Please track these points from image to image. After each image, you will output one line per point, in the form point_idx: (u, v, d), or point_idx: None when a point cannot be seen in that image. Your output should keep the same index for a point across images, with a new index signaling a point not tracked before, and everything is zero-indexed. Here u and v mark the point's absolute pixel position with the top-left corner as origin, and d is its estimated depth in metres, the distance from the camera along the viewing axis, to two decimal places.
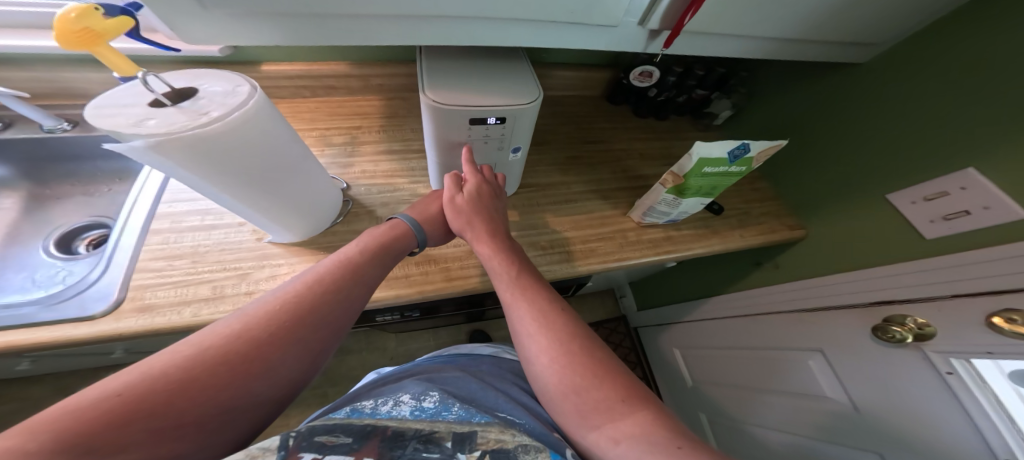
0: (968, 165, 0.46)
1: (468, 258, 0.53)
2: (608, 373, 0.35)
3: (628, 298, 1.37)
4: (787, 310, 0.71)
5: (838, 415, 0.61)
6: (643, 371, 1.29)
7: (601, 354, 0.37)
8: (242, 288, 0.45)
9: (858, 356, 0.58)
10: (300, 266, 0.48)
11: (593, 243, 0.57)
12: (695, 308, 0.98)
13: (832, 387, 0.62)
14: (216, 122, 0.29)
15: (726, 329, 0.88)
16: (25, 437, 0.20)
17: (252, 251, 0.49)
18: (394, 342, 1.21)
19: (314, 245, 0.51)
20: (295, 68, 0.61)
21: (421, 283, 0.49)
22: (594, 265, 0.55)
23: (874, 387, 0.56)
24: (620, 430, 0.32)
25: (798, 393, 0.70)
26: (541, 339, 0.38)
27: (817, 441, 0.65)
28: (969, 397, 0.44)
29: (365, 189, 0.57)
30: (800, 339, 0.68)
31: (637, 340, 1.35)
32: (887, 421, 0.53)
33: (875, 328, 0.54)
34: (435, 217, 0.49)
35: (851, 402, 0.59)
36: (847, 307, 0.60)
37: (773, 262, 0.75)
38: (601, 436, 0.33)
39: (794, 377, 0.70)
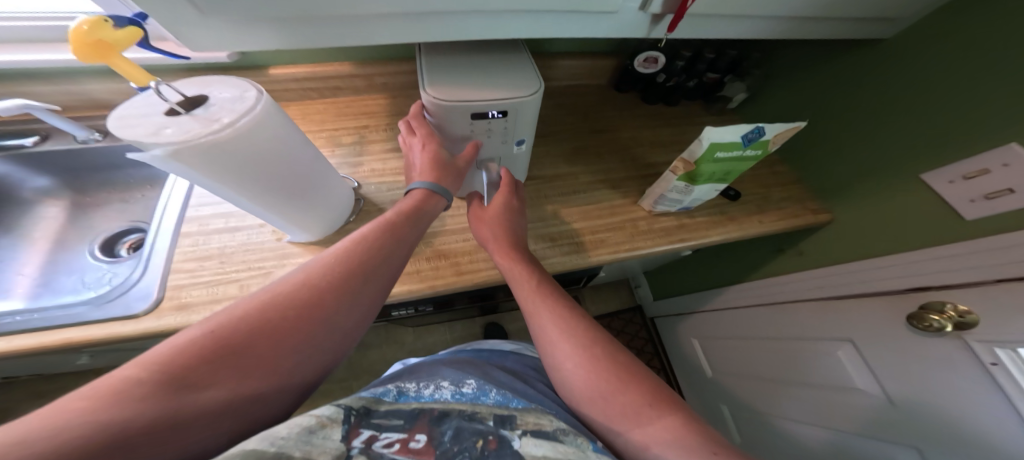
0: (1012, 139, 0.41)
1: (478, 252, 0.53)
2: (632, 380, 0.35)
3: (643, 287, 1.34)
4: (811, 298, 0.68)
5: (869, 407, 0.59)
6: (661, 361, 1.28)
7: (627, 360, 0.38)
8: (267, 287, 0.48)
9: (891, 347, 0.55)
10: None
11: (603, 233, 0.56)
12: (714, 297, 0.95)
13: (864, 379, 0.60)
14: (228, 127, 0.30)
15: (747, 319, 0.85)
16: (137, 368, 0.24)
17: (273, 250, 0.51)
18: (413, 335, 1.25)
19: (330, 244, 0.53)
20: (301, 70, 0.62)
21: (433, 278, 0.50)
22: (602, 256, 0.54)
23: (910, 378, 0.53)
24: (650, 435, 0.31)
25: (826, 384, 0.67)
26: (564, 346, 0.39)
27: (849, 434, 0.63)
28: (1016, 390, 0.41)
29: (376, 188, 0.59)
30: (828, 328, 0.65)
31: (654, 330, 1.34)
32: (926, 414, 0.51)
33: (910, 316, 0.51)
34: (445, 168, 0.45)
35: (884, 394, 0.56)
36: (878, 294, 0.56)
37: (797, 248, 0.71)
38: (631, 440, 0.32)
39: (822, 368, 0.67)
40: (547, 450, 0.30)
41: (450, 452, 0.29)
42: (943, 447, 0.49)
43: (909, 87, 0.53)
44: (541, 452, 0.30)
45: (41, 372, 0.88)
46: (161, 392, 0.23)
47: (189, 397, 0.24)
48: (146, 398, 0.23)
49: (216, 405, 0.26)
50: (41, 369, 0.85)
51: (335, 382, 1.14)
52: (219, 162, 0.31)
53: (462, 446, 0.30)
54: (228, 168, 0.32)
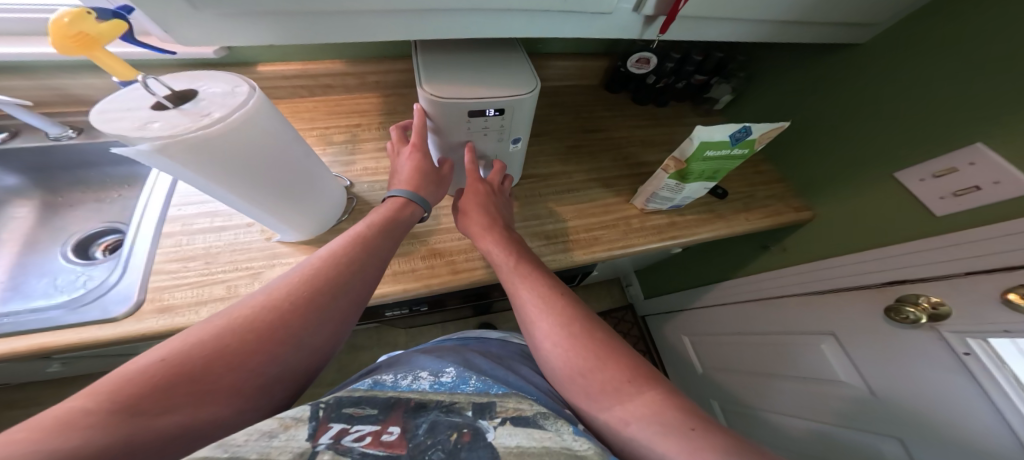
0: (977, 139, 0.44)
1: (473, 251, 0.52)
2: (612, 357, 0.35)
3: (634, 286, 1.36)
4: (795, 293, 0.70)
5: (854, 399, 0.61)
6: (653, 360, 1.29)
7: (606, 338, 0.38)
8: (253, 289, 0.46)
9: (870, 340, 0.57)
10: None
11: (597, 231, 0.52)
12: (703, 295, 0.97)
13: (847, 371, 0.61)
14: (219, 122, 0.29)
15: (735, 314, 0.87)
16: (85, 399, 0.23)
17: (263, 250, 0.50)
18: (405, 338, 1.23)
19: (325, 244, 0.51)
20: (291, 68, 0.61)
21: (428, 277, 0.49)
22: (598, 254, 0.50)
23: (888, 369, 0.55)
24: (630, 412, 0.32)
25: (809, 377, 0.70)
26: (546, 326, 0.39)
27: (837, 427, 0.64)
28: (987, 378, 0.43)
29: (369, 186, 0.58)
30: (810, 322, 0.67)
31: (645, 328, 1.36)
32: (903, 403, 0.53)
33: (888, 309, 0.53)
34: (424, 177, 0.47)
35: (867, 386, 0.58)
36: (859, 288, 0.59)
37: (782, 245, 0.74)
38: (612, 415, 0.33)
39: (807, 361, 0.69)
40: (522, 439, 0.30)
41: (422, 446, 0.29)
42: (927, 438, 0.50)
43: (884, 96, 0.56)
44: (515, 442, 0.29)
45: (9, 382, 0.84)
46: (116, 422, 0.22)
47: (147, 422, 0.24)
48: (101, 423, 0.22)
49: (176, 432, 0.25)
50: (8, 379, 0.80)
51: (326, 386, 1.12)
52: (213, 161, 0.31)
53: (436, 440, 0.29)
54: (222, 169, 0.32)
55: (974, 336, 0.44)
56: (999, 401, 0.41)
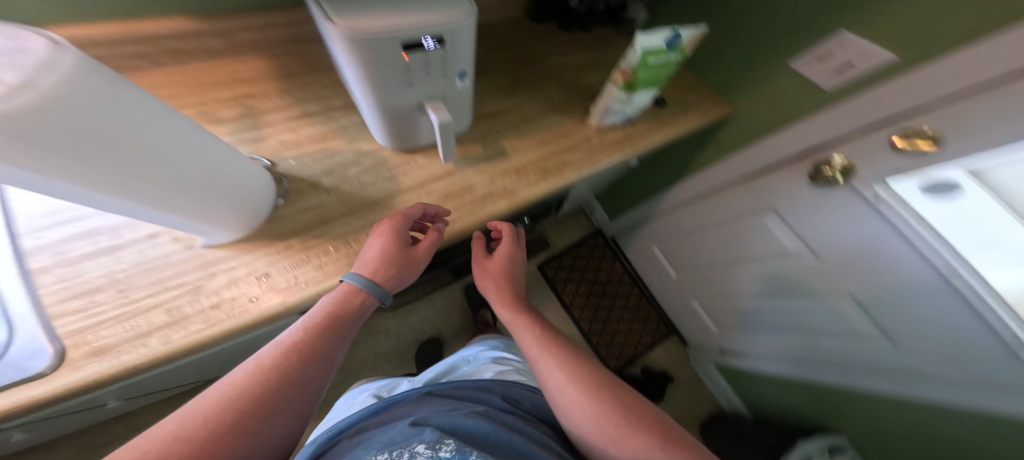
0: (841, 26, 0.53)
1: (456, 197, 0.45)
2: (613, 402, 0.38)
3: (597, 212, 1.37)
4: (738, 181, 0.78)
5: (805, 263, 0.72)
6: (630, 276, 1.34)
7: (612, 388, 0.41)
8: (175, 314, 0.35)
9: (809, 209, 0.66)
10: (256, 261, 0.37)
11: (562, 156, 0.53)
12: (657, 206, 1.05)
13: (792, 242, 0.72)
14: (19, 90, 0.17)
15: (695, 214, 0.93)
16: None
17: (189, 260, 0.38)
18: (395, 320, 1.13)
19: (262, 235, 0.39)
20: (106, 32, 0.44)
21: (421, 239, 0.42)
22: (570, 175, 0.52)
23: (823, 231, 0.66)
24: (627, 449, 0.35)
25: (768, 254, 0.79)
26: (571, 390, 0.40)
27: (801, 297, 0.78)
28: (898, 218, 0.53)
29: (296, 162, 0.44)
30: (750, 203, 0.77)
31: (618, 248, 1.36)
32: (842, 258, 0.64)
33: (811, 175, 0.62)
34: (395, 261, 0.38)
35: (813, 251, 0.69)
36: (775, 163, 0.69)
37: (715, 139, 0.82)
38: (610, 448, 0.36)
39: (763, 240, 0.78)
40: None
41: None
42: (869, 282, 0.63)
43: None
44: None
45: None
46: None
47: None
48: None
49: None
50: None
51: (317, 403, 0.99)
52: (31, 155, 0.19)
53: None
54: (99, 157, 0.22)
55: (881, 183, 0.54)
56: (916, 242, 0.52)
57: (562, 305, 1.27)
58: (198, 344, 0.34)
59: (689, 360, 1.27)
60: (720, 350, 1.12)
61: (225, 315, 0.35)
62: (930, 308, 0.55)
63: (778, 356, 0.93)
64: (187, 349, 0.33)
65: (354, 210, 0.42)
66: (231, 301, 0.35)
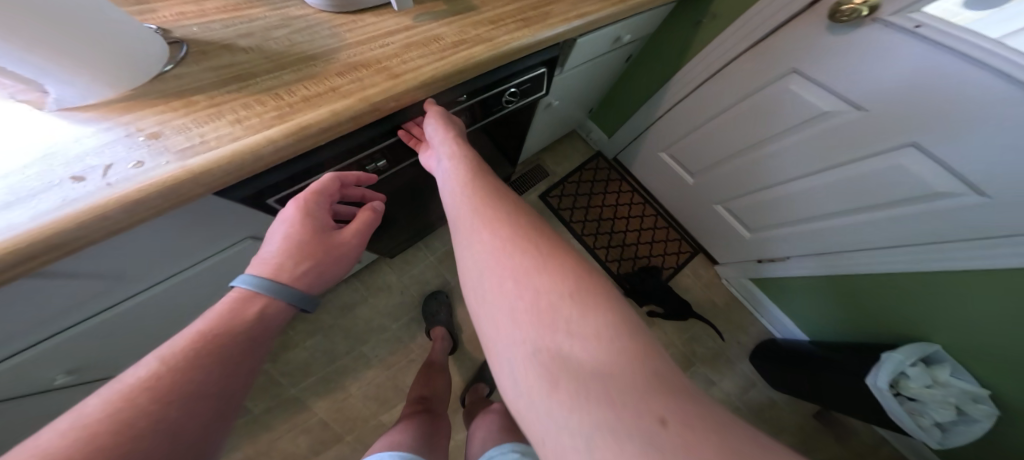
0: None
1: (407, 52, 0.36)
2: (505, 223, 0.26)
3: (596, 133, 1.18)
4: (749, 47, 0.66)
5: (837, 121, 0.60)
6: (642, 196, 1.17)
7: (527, 216, 0.28)
8: (22, 193, 0.23)
9: (834, 54, 0.56)
10: (142, 121, 0.27)
11: (545, 7, 0.43)
12: (659, 111, 0.92)
13: (828, 100, 0.60)
14: None
15: (704, 98, 0.80)
16: None
17: (25, 126, 0.25)
18: (395, 275, 1.02)
19: (155, 94, 0.28)
20: None
21: (361, 90, 0.32)
22: (557, 25, 0.42)
23: (857, 77, 0.55)
24: (495, 265, 0.24)
25: (794, 124, 0.67)
26: (492, 251, 0.24)
27: (834, 168, 0.65)
28: (939, 35, 0.45)
29: (200, 27, 0.33)
30: (767, 70, 0.66)
31: (623, 168, 1.20)
32: (886, 103, 0.54)
33: (833, 13, 0.52)
34: (310, 245, 0.30)
35: (851, 103, 0.57)
36: (799, 15, 0.57)
37: (712, 13, 0.69)
38: (472, 259, 0.25)
39: (784, 111, 0.66)
40: None
41: None
42: (926, 125, 0.51)
43: None
44: None
45: None
46: None
47: None
48: None
49: None
50: None
51: (320, 389, 0.87)
52: None
53: None
54: None
55: (915, 8, 0.47)
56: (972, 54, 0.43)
57: (573, 237, 1.09)
58: (51, 231, 0.22)
59: (721, 281, 1.11)
60: (758, 260, 0.96)
61: (100, 185, 0.24)
62: (1015, 131, 0.44)
63: (810, 253, 0.82)
64: (41, 233, 0.22)
65: (286, 65, 0.32)
66: (106, 169, 0.24)
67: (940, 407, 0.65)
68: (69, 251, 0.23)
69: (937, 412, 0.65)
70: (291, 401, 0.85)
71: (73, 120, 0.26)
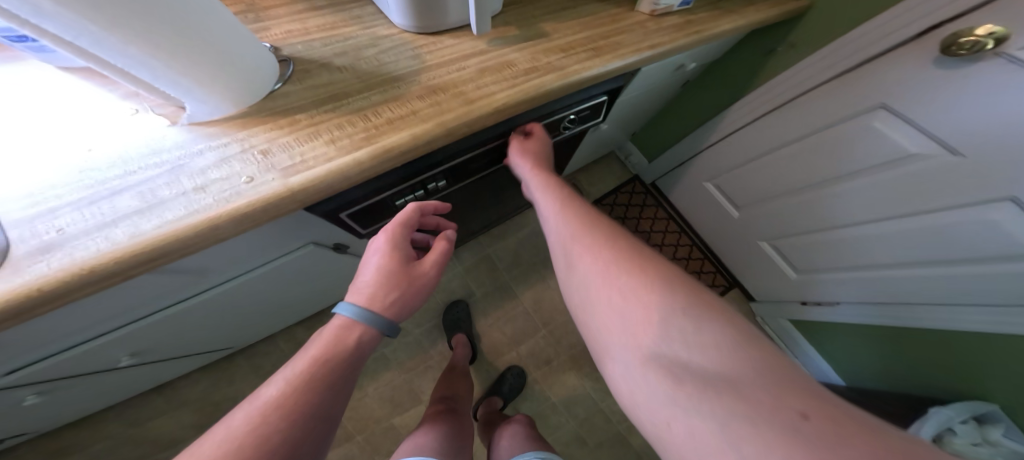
0: None
1: (482, 77, 0.36)
2: (605, 243, 0.29)
3: (634, 155, 1.16)
4: (825, 80, 0.63)
5: (929, 167, 0.54)
6: (677, 224, 1.15)
7: (619, 230, 0.31)
8: (154, 200, 0.26)
9: (929, 93, 0.50)
10: (253, 138, 0.29)
11: (616, 37, 0.43)
12: (710, 140, 0.90)
13: (919, 141, 0.54)
14: None
15: (762, 130, 0.77)
16: None
17: (160, 137, 0.28)
18: None
19: (264, 112, 0.30)
20: None
21: (439, 114, 0.33)
22: (627, 57, 0.42)
23: (962, 119, 0.48)
24: (601, 282, 0.26)
25: (869, 166, 0.62)
26: (596, 268, 0.27)
27: (913, 214, 0.60)
28: None
29: (305, 46, 0.35)
30: (845, 106, 0.62)
31: (659, 194, 1.18)
32: (997, 152, 0.46)
33: (947, 47, 0.46)
34: (399, 277, 0.32)
35: (947, 147, 0.51)
36: (887, 52, 0.54)
37: (789, 42, 0.67)
38: (578, 277, 0.29)
39: (859, 149, 0.61)
40: None
41: None
42: None
43: None
44: None
45: None
46: None
47: None
48: None
49: None
50: None
51: None
52: None
53: None
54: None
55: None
56: None
57: None
58: (181, 236, 0.25)
59: (755, 320, 1.07)
60: (803, 301, 0.91)
61: (216, 198, 0.26)
62: None
63: (865, 302, 0.77)
64: (170, 241, 0.25)
65: (372, 85, 0.33)
66: (222, 182, 0.27)
67: None
68: (185, 252, 0.26)
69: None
70: None
71: (197, 133, 0.29)
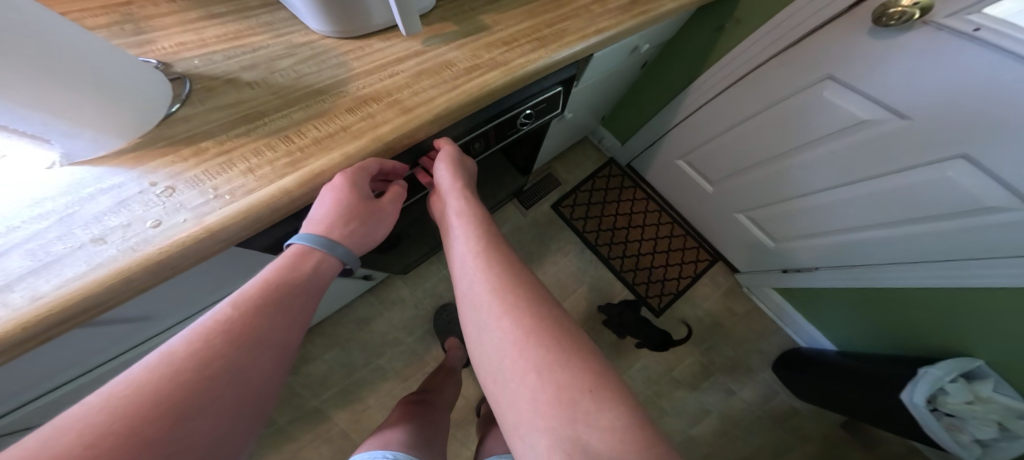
0: None
1: (418, 82, 0.33)
2: (521, 300, 0.26)
3: (607, 139, 1.14)
4: (774, 55, 0.62)
5: (879, 132, 0.55)
6: (657, 203, 1.14)
7: (540, 290, 0.28)
8: (46, 257, 0.22)
9: (871, 61, 0.51)
10: (155, 174, 0.26)
11: (561, 23, 0.41)
12: (676, 119, 0.88)
13: (867, 109, 0.55)
14: None
15: (723, 105, 0.76)
16: None
17: (44, 184, 0.25)
18: (409, 287, 1.02)
19: (162, 143, 0.27)
20: None
21: (373, 127, 0.30)
22: (575, 44, 0.40)
23: (908, 86, 0.49)
24: (514, 351, 0.24)
25: (828, 133, 0.62)
26: (512, 329, 0.25)
27: (878, 176, 0.60)
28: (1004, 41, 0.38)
29: (202, 60, 0.32)
30: (800, 78, 0.61)
31: (635, 174, 1.16)
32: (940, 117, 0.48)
33: (878, 18, 0.47)
34: (367, 211, 0.29)
35: (895, 111, 0.52)
36: (831, 21, 0.53)
37: (736, 17, 0.65)
38: (490, 329, 0.26)
39: (815, 120, 0.62)
40: None
41: None
42: (983, 139, 0.45)
43: None
44: None
45: None
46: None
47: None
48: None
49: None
50: None
51: (341, 399, 0.88)
52: None
53: None
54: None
55: (975, 9, 0.40)
56: None
57: (586, 246, 1.07)
58: (80, 297, 0.21)
59: (743, 291, 1.07)
60: (782, 270, 0.92)
61: (122, 247, 0.23)
62: None
63: (839, 266, 0.78)
64: (71, 301, 0.21)
65: (293, 102, 0.31)
66: (125, 229, 0.24)
67: (980, 423, 0.63)
68: (99, 311, 0.23)
69: (979, 429, 0.63)
70: (312, 413, 0.86)
71: (90, 173, 0.25)
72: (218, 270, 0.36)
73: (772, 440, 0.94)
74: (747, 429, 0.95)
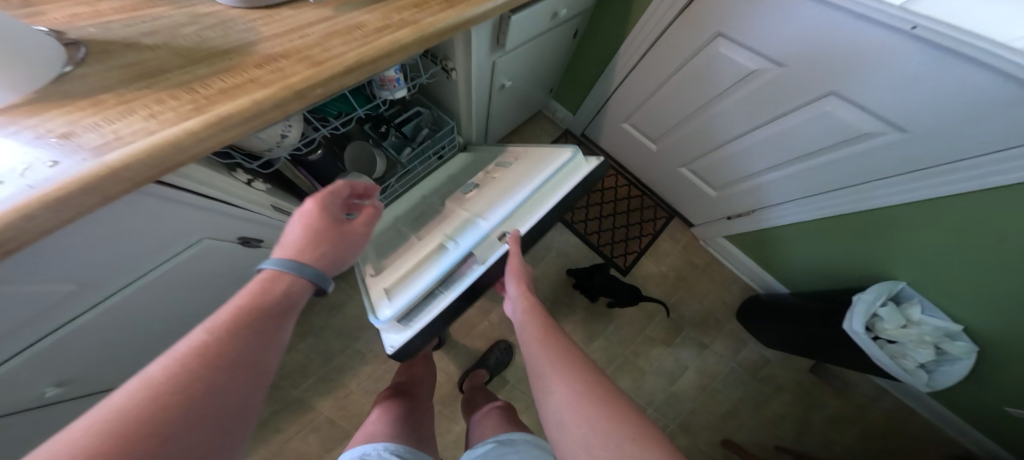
0: None
1: (327, 40, 0.35)
2: (573, 369, 0.34)
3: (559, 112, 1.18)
4: (675, 16, 0.69)
5: (769, 79, 0.64)
6: (611, 168, 1.19)
7: (589, 361, 0.36)
8: None
9: (744, 18, 0.60)
10: (53, 123, 0.25)
11: None
12: (614, 84, 0.94)
13: (752, 60, 0.64)
14: None
15: (646, 68, 0.83)
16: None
17: None
18: None
19: (60, 97, 0.27)
20: None
21: (281, 79, 0.31)
22: (482, 5, 0.44)
23: (779, 35, 0.58)
24: (570, 410, 0.31)
25: (733, 82, 0.69)
26: (568, 393, 0.32)
27: (774, 119, 0.69)
28: None
29: (101, 28, 0.31)
30: (699, 34, 0.68)
31: (589, 143, 1.21)
32: (808, 61, 0.57)
33: None
34: (330, 232, 0.37)
35: (771, 60, 0.61)
36: None
37: None
38: (552, 395, 0.33)
39: (718, 73, 0.70)
40: None
41: None
42: (839, 77, 0.56)
43: None
44: None
45: None
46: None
47: None
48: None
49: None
50: None
51: (323, 387, 0.90)
52: None
53: None
54: None
55: None
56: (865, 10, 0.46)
57: None
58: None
59: (699, 244, 1.14)
60: (728, 216, 0.99)
61: (22, 187, 0.22)
62: (911, 75, 0.49)
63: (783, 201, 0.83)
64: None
65: (198, 59, 0.31)
66: (25, 171, 0.23)
67: (917, 346, 0.71)
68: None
69: (917, 353, 0.71)
70: (296, 403, 0.88)
71: None
72: (154, 233, 0.35)
73: (735, 380, 1.02)
74: (718, 377, 1.01)
